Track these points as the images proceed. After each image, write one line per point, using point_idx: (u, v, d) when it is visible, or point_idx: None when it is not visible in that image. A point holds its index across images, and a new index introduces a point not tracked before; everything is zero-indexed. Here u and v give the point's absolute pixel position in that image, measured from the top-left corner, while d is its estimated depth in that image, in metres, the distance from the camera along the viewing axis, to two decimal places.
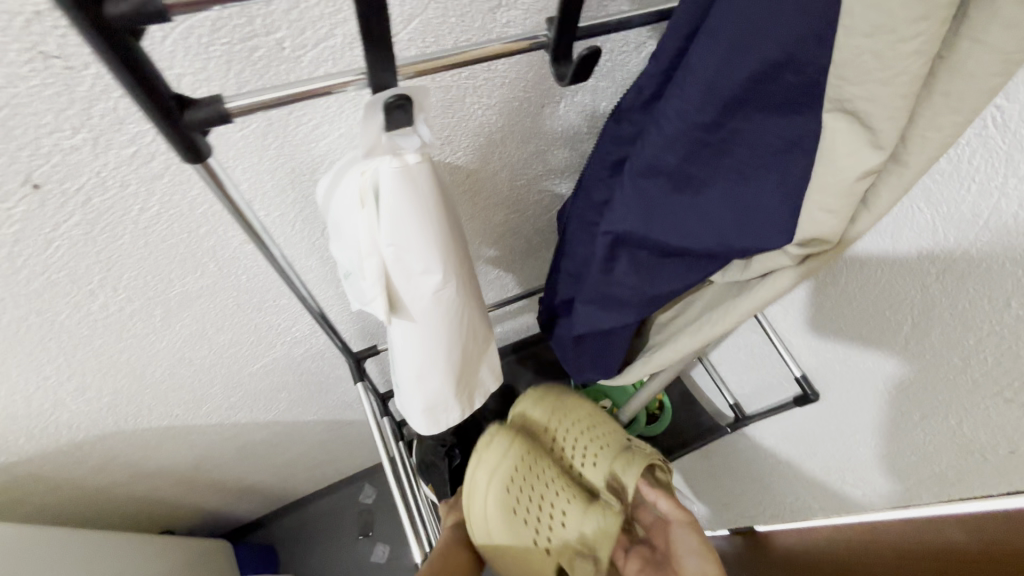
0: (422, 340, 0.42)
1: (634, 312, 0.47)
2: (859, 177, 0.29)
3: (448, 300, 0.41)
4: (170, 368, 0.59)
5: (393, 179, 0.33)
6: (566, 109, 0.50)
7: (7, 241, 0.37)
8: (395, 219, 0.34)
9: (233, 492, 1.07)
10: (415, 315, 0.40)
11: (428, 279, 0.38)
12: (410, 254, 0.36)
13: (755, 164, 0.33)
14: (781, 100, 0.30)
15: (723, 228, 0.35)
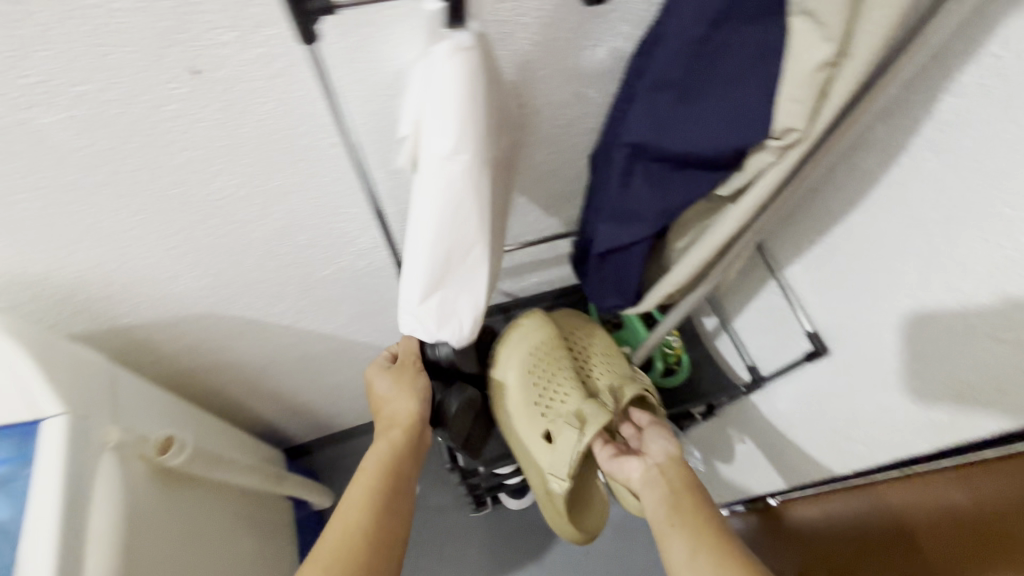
0: (426, 214, 0.50)
1: (648, 226, 0.53)
2: (817, 66, 0.35)
3: (458, 186, 0.49)
4: (260, 259, 0.71)
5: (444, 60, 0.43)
6: (603, 53, 0.59)
7: (168, 117, 0.49)
8: (439, 90, 0.44)
9: (290, 407, 1.21)
10: (423, 172, 0.48)
11: (441, 140, 0.46)
12: (437, 117, 0.45)
13: (739, 70, 0.39)
14: (755, 11, 0.37)
15: (717, 130, 0.41)
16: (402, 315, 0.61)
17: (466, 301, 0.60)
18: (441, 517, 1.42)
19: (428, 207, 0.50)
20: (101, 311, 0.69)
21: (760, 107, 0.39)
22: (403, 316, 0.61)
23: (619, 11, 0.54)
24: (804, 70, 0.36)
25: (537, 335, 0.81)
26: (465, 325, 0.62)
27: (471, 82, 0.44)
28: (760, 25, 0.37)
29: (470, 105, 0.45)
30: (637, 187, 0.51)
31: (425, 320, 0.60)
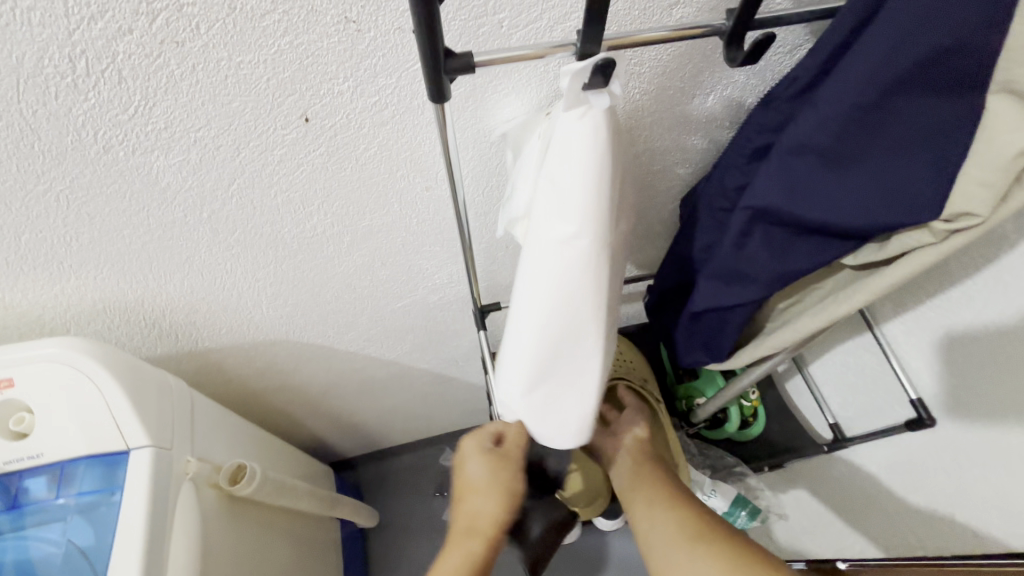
0: (537, 303, 0.47)
1: (761, 287, 0.49)
2: (1016, 153, 0.32)
3: (574, 270, 0.45)
4: (337, 292, 0.71)
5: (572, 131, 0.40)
6: (713, 100, 0.55)
7: (274, 161, 0.49)
8: (564, 159, 0.41)
9: (343, 426, 1.21)
10: (537, 248, 0.45)
11: (564, 227, 0.43)
12: (557, 195, 0.42)
13: (907, 146, 0.35)
14: (941, 84, 0.33)
15: (870, 204, 0.37)
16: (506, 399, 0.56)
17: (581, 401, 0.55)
18: None
19: (541, 297, 0.46)
20: (183, 335, 0.70)
21: (932, 188, 0.35)
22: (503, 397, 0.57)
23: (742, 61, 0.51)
24: (997, 157, 0.32)
25: None
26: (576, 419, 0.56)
27: (601, 153, 0.41)
28: (943, 98, 0.33)
29: (593, 181, 0.41)
30: (754, 248, 0.47)
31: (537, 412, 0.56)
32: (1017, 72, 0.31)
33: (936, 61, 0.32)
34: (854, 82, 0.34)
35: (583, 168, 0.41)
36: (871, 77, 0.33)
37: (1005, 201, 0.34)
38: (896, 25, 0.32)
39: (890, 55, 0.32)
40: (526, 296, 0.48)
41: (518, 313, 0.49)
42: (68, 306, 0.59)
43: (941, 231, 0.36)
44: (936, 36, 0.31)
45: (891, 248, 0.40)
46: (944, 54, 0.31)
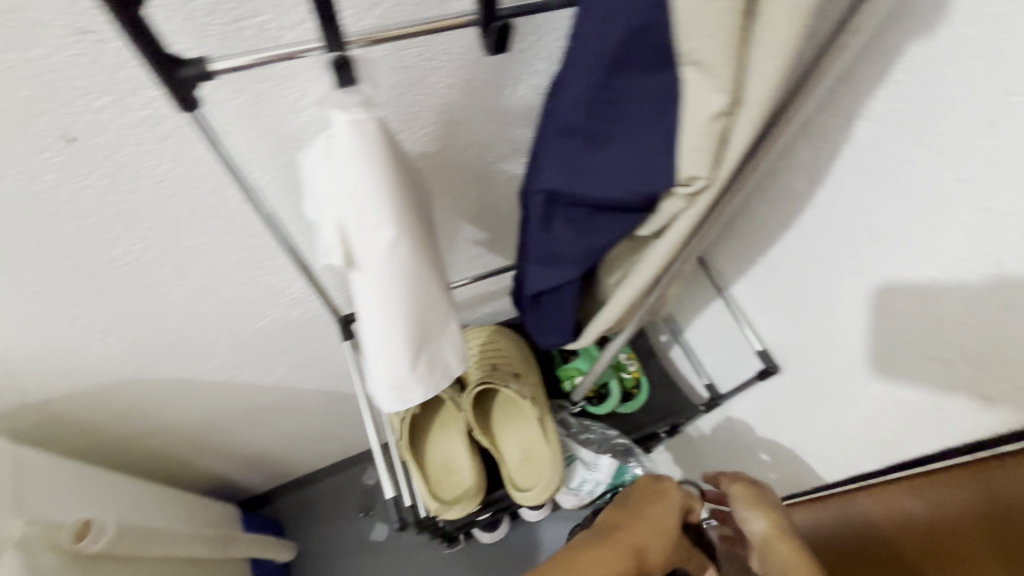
0: (383, 305, 0.53)
1: (574, 264, 0.52)
2: (709, 119, 0.35)
3: (391, 264, 0.51)
4: (181, 320, 0.67)
5: (346, 145, 0.44)
6: (522, 89, 0.57)
7: (48, 188, 0.45)
8: (350, 175, 0.46)
9: (243, 461, 1.15)
10: (371, 270, 0.51)
11: (382, 234, 0.49)
12: (365, 211, 0.47)
13: (639, 121, 0.38)
14: (651, 60, 0.35)
15: (628, 178, 0.40)
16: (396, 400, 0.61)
17: (449, 352, 0.64)
18: (412, 559, 1.36)
19: (392, 296, 0.53)
20: (5, 389, 0.64)
21: (666, 157, 0.38)
22: (390, 399, 0.61)
23: (536, 49, 0.53)
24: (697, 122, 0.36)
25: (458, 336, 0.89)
26: (452, 358, 0.65)
27: (381, 155, 0.46)
28: (653, 73, 0.36)
29: (387, 184, 0.47)
30: (559, 229, 0.49)
31: (424, 389, 0.62)
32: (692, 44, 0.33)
33: (634, 41, 0.34)
34: (581, 68, 0.36)
35: (374, 177, 0.46)
36: (591, 59, 0.36)
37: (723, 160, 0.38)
38: (600, 12, 0.34)
39: (598, 41, 0.35)
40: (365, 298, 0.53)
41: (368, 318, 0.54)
42: None
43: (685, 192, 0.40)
44: (627, 17, 0.33)
45: (662, 215, 0.44)
46: (639, 33, 0.34)
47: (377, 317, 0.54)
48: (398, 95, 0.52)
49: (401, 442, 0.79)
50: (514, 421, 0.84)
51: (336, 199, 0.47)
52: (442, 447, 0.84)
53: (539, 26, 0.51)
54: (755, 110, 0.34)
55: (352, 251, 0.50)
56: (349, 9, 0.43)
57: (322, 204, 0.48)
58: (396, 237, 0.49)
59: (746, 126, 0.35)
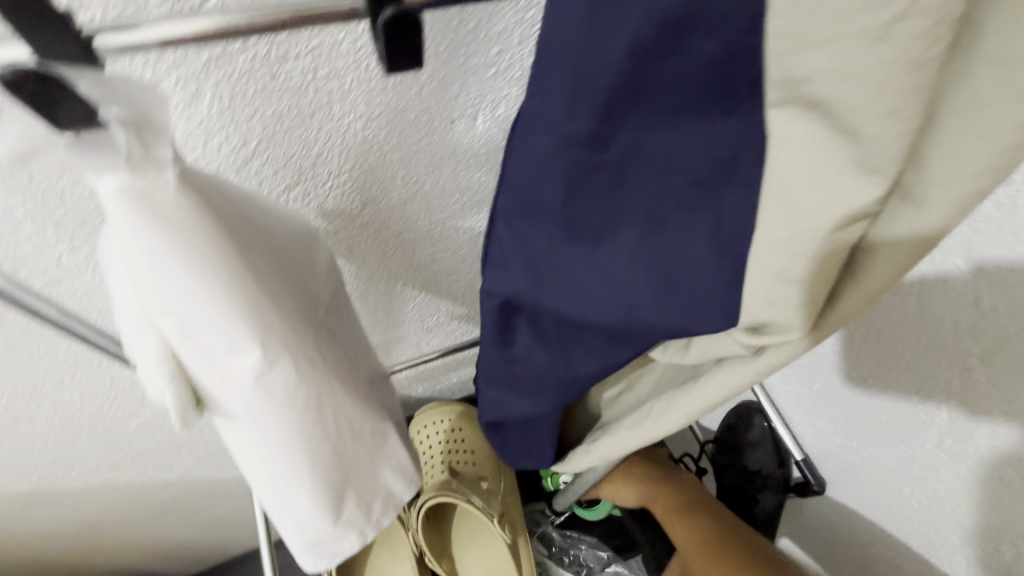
0: (265, 455, 0.32)
1: (549, 398, 0.33)
2: (833, 230, 0.18)
3: (262, 394, 0.29)
4: (8, 426, 0.48)
5: (127, 233, 0.24)
6: (483, 122, 0.39)
7: None
8: (149, 276, 0.25)
9: (154, 554, 0.93)
10: (236, 411, 0.30)
11: (240, 360, 0.28)
12: (200, 330, 0.26)
13: (669, 196, 0.21)
14: (693, 93, 0.19)
15: (634, 294, 0.23)
16: (317, 562, 0.39)
17: (391, 475, 0.41)
18: None
19: (285, 448, 0.32)
20: None
21: (719, 272, 0.21)
22: (307, 559, 0.38)
23: (500, 66, 0.35)
24: (798, 245, 0.19)
25: (421, 419, 0.69)
26: (398, 483, 0.42)
27: (206, 236, 0.25)
28: (699, 116, 0.19)
29: (230, 274, 0.26)
30: (525, 349, 0.30)
31: (361, 536, 0.40)
32: (803, 59, 0.16)
33: (671, 44, 0.18)
34: (556, 99, 0.19)
35: (208, 276, 0.25)
36: (572, 83, 0.19)
37: (830, 305, 0.24)
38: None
39: (586, 49, 0.18)
40: (235, 441, 0.32)
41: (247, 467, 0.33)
42: None
43: (746, 345, 0.24)
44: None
45: (696, 351, 0.27)
46: (674, 29, 0.17)
47: (268, 484, 0.33)
48: (283, 130, 0.34)
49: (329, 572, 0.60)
50: (480, 542, 0.65)
51: (142, 316, 0.26)
52: (383, 572, 0.65)
53: (505, 29, 0.33)
54: (929, 218, 0.20)
55: (201, 391, 0.29)
56: None
57: (128, 322, 0.27)
58: (269, 352, 0.28)
59: (895, 257, 0.21)
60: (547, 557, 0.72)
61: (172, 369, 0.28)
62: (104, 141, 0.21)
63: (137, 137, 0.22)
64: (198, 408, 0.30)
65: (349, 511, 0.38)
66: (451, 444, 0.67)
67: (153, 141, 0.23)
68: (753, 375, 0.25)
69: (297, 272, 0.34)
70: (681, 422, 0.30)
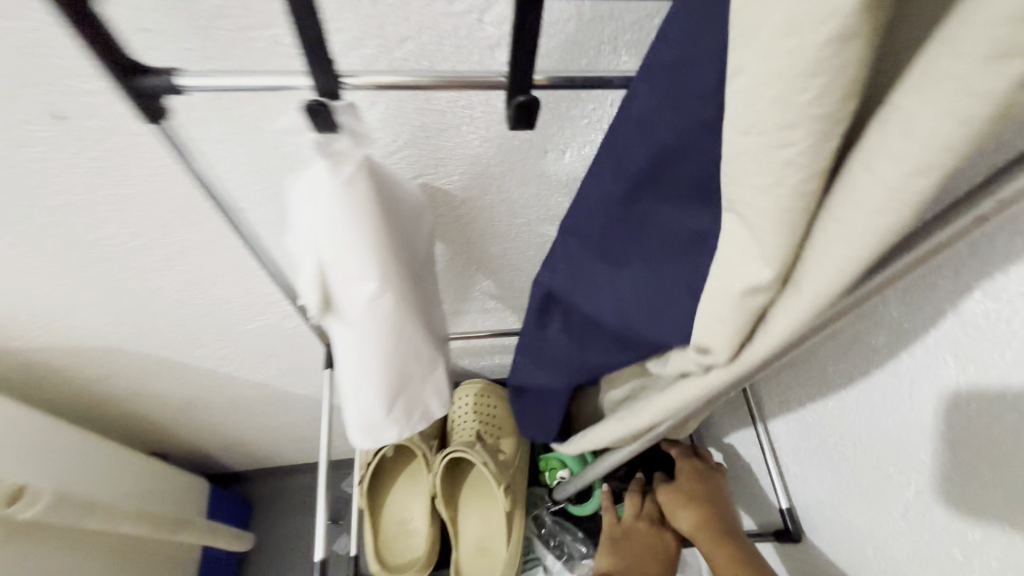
0: (361, 355, 0.45)
1: (563, 377, 0.44)
2: (742, 294, 0.24)
3: (369, 309, 0.42)
4: (169, 305, 0.65)
5: (327, 197, 0.36)
6: (570, 158, 0.50)
7: (40, 160, 0.43)
8: (322, 222, 0.36)
9: (219, 440, 1.11)
10: (351, 322, 0.43)
11: (365, 287, 0.40)
12: (348, 261, 0.39)
13: (668, 247, 0.30)
14: (685, 187, 0.28)
15: (631, 314, 0.33)
16: (365, 440, 0.50)
17: (432, 395, 0.55)
18: None
19: (374, 353, 0.45)
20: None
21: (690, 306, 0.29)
22: (357, 438, 0.51)
23: (593, 118, 0.46)
24: (725, 298, 0.25)
25: (469, 390, 0.80)
26: (435, 405, 0.56)
27: (370, 202, 0.37)
28: (695, 201, 0.28)
29: (374, 226, 0.38)
30: (556, 334, 0.41)
31: (398, 430, 0.52)
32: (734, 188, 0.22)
33: (676, 151, 0.26)
34: (605, 170, 0.30)
35: (367, 230, 0.38)
36: (612, 163, 0.29)
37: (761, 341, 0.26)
38: (633, 106, 0.27)
39: (626, 143, 0.28)
40: (339, 348, 0.45)
41: (344, 363, 0.45)
42: None
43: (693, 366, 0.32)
44: (666, 129, 0.26)
45: (670, 369, 0.35)
46: (673, 142, 0.26)
47: (353, 381, 0.46)
48: (423, 137, 0.46)
49: (361, 485, 0.73)
50: (483, 503, 0.75)
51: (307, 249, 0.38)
52: (402, 503, 0.77)
53: (601, 97, 0.44)
54: (805, 302, 0.23)
55: (328, 302, 0.41)
56: (377, 40, 0.37)
57: (297, 247, 0.39)
58: (383, 286, 0.41)
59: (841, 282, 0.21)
60: (537, 536, 0.80)
61: (316, 284, 0.40)
62: (336, 141, 0.34)
63: (350, 140, 0.35)
64: (325, 311, 0.42)
65: (396, 418, 0.51)
66: (483, 413, 0.78)
67: (355, 149, 0.35)
68: (694, 398, 0.34)
69: (408, 232, 0.46)
70: (648, 420, 0.39)
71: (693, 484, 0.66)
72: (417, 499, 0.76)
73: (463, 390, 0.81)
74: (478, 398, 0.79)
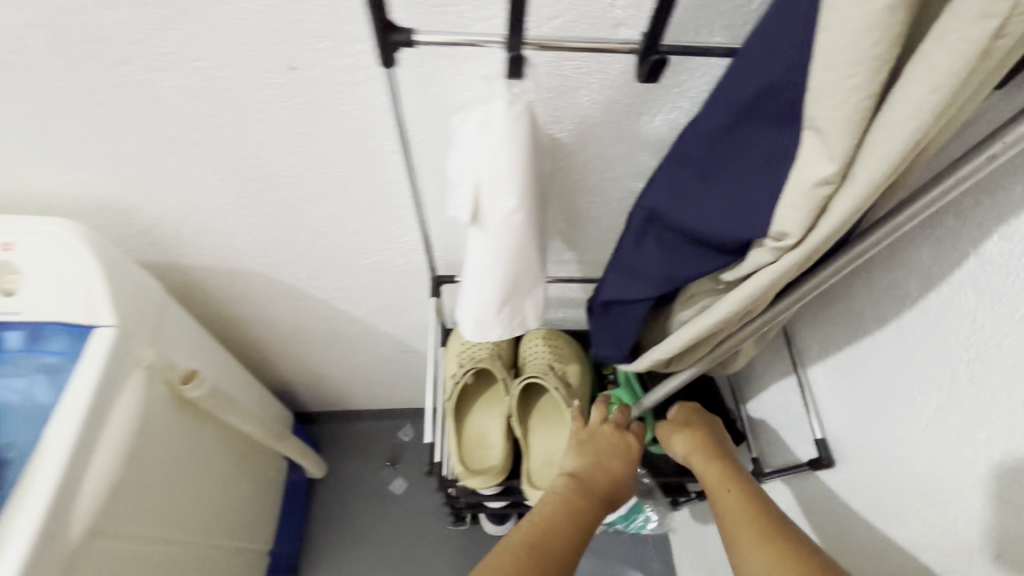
0: (492, 259, 0.59)
1: (651, 289, 0.55)
2: (814, 185, 0.36)
3: (506, 221, 0.55)
4: (310, 235, 0.79)
5: (498, 125, 0.50)
6: (660, 121, 0.62)
7: (263, 101, 0.57)
8: (491, 145, 0.51)
9: (306, 375, 1.27)
10: (491, 230, 0.57)
11: (506, 201, 0.54)
12: (499, 179, 0.52)
13: (758, 162, 0.41)
14: (775, 115, 0.39)
15: (721, 219, 0.44)
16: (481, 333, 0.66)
17: (530, 309, 0.69)
18: (409, 520, 1.42)
19: (501, 259, 0.59)
20: (169, 249, 0.79)
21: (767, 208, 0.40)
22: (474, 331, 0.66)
23: (683, 87, 0.58)
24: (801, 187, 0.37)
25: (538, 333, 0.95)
26: (531, 317, 0.70)
27: (523, 134, 0.51)
28: (781, 127, 0.39)
29: (522, 153, 0.51)
30: (651, 248, 0.53)
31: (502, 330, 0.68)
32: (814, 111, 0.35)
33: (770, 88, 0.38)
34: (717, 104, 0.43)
35: (516, 156, 0.51)
36: (726, 97, 0.42)
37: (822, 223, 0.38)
38: (746, 56, 0.40)
39: (738, 82, 0.41)
40: (475, 252, 0.60)
41: (477, 264, 0.60)
42: (72, 199, 0.68)
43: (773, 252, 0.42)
44: (768, 69, 0.38)
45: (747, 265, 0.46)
46: (771, 81, 0.38)
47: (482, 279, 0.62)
48: (548, 97, 0.59)
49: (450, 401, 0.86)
50: (550, 425, 0.88)
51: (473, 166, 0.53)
52: (480, 422, 0.90)
53: (693, 69, 0.56)
54: (858, 188, 0.34)
55: (478, 211, 0.55)
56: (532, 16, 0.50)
57: (462, 167, 0.54)
58: (519, 204, 0.54)
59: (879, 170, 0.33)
60: None
61: (473, 196, 0.54)
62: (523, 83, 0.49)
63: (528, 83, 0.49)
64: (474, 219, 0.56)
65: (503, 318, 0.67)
66: (551, 351, 0.92)
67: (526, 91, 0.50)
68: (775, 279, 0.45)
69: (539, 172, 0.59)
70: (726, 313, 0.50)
71: (688, 413, 0.81)
72: (494, 419, 0.89)
73: (533, 334, 0.95)
74: (546, 339, 0.93)
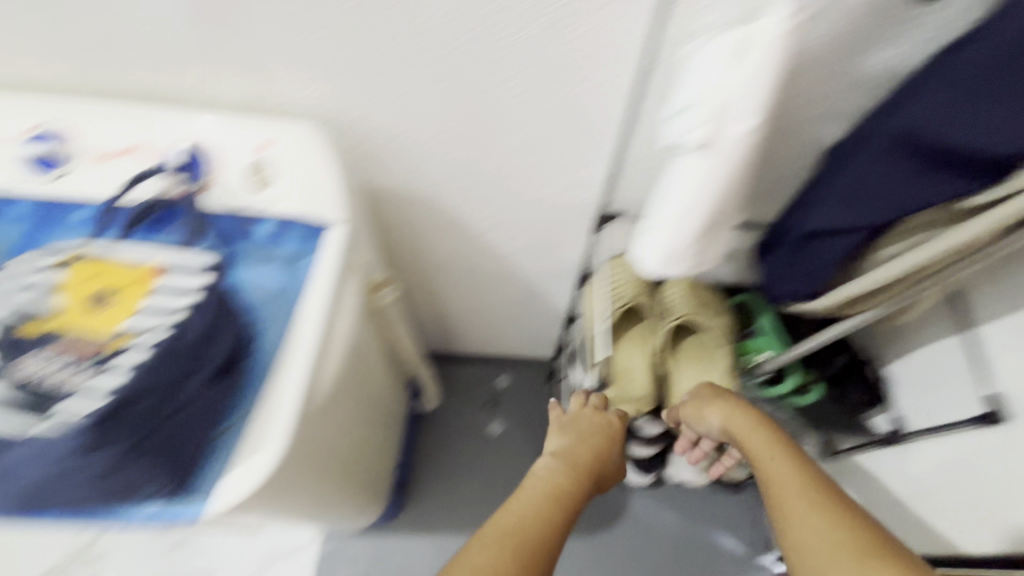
0: (706, 183, 0.62)
1: (873, 215, 0.58)
2: None
3: (736, 142, 0.58)
4: (491, 165, 0.84)
5: (760, 44, 0.52)
6: (881, 59, 0.62)
7: (507, 19, 0.62)
8: (746, 65, 0.54)
9: (429, 313, 1.34)
10: (716, 152, 0.60)
11: (743, 122, 0.57)
12: (744, 98, 0.55)
13: None
14: None
15: (999, 132, 0.47)
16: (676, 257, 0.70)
17: (718, 241, 0.72)
18: (508, 463, 1.48)
19: (716, 183, 0.62)
20: (361, 170, 0.86)
21: None
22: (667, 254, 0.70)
23: (920, 22, 0.58)
24: None
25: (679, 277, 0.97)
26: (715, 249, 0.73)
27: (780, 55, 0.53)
28: None
29: (774, 75, 0.54)
30: (887, 172, 0.56)
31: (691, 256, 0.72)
32: None
33: None
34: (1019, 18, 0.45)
35: (768, 76, 0.54)
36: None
37: None
38: None
39: None
40: (689, 175, 0.63)
41: (687, 188, 0.64)
42: (301, 112, 0.75)
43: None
44: None
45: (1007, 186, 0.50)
46: None
47: (688, 204, 0.65)
48: None
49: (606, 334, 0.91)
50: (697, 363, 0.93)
51: (717, 85, 0.55)
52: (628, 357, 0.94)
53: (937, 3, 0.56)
54: None
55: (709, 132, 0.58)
56: None
57: (703, 87, 0.57)
58: (754, 126, 0.57)
59: None
60: None
61: (710, 115, 0.57)
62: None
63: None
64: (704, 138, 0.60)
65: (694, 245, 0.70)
66: (696, 296, 0.95)
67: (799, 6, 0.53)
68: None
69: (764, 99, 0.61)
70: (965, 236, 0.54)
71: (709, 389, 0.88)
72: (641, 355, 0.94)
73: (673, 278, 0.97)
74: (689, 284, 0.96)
